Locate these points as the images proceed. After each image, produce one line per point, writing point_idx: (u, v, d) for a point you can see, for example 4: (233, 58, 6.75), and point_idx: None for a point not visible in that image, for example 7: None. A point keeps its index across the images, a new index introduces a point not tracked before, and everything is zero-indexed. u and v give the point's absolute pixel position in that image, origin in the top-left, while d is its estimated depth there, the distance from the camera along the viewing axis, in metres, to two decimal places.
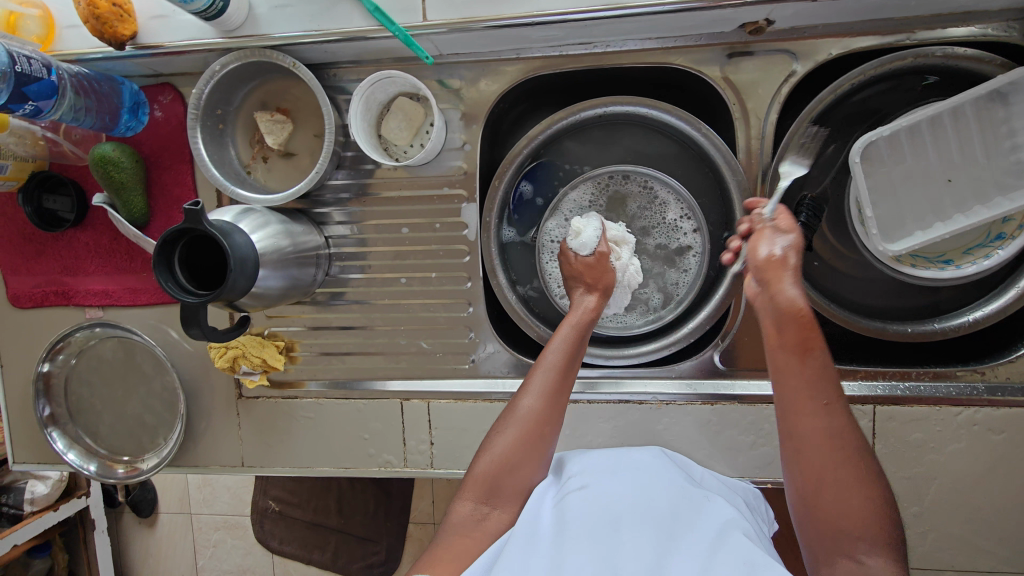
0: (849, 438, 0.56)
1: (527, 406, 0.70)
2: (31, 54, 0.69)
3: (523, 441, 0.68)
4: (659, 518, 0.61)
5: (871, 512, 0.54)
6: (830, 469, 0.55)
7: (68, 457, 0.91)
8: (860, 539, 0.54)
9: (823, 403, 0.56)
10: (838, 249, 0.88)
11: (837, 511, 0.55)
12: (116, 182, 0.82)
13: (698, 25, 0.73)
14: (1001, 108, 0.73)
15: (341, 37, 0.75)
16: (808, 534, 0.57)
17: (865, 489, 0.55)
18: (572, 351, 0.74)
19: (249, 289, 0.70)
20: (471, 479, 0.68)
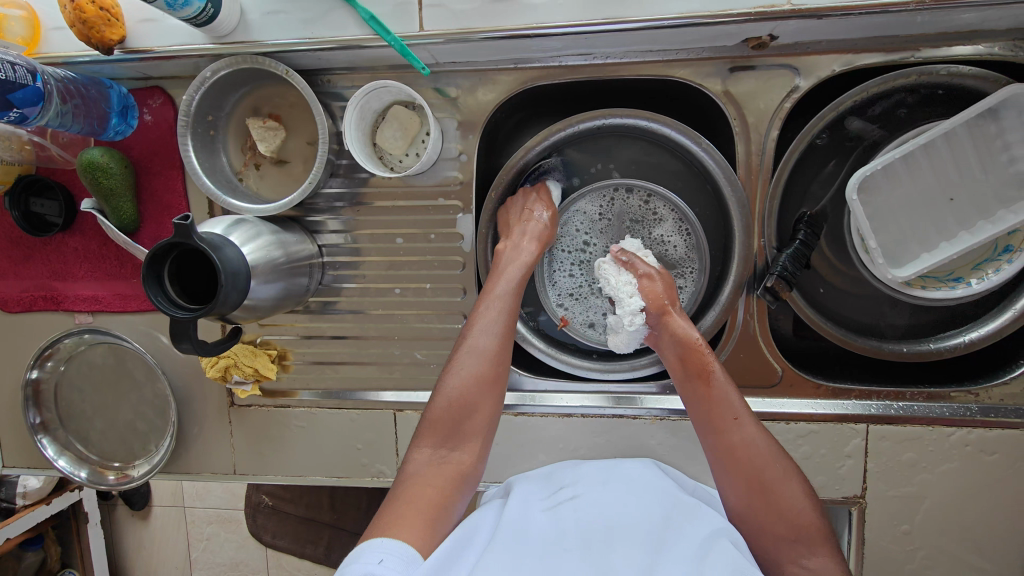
0: (769, 449, 0.65)
1: (477, 342, 0.70)
2: (14, 60, 0.67)
3: (475, 375, 0.69)
4: (650, 530, 0.62)
5: (801, 509, 0.62)
6: (758, 482, 0.63)
7: (58, 464, 0.90)
8: (797, 541, 0.62)
9: (733, 418, 0.66)
10: (836, 266, 0.88)
11: (773, 517, 0.62)
12: (105, 189, 0.81)
13: (700, 39, 0.72)
14: (993, 122, 0.73)
15: (335, 45, 0.73)
16: (755, 545, 0.64)
17: (796, 493, 0.63)
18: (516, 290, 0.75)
19: (241, 302, 0.70)
20: (428, 425, 0.67)
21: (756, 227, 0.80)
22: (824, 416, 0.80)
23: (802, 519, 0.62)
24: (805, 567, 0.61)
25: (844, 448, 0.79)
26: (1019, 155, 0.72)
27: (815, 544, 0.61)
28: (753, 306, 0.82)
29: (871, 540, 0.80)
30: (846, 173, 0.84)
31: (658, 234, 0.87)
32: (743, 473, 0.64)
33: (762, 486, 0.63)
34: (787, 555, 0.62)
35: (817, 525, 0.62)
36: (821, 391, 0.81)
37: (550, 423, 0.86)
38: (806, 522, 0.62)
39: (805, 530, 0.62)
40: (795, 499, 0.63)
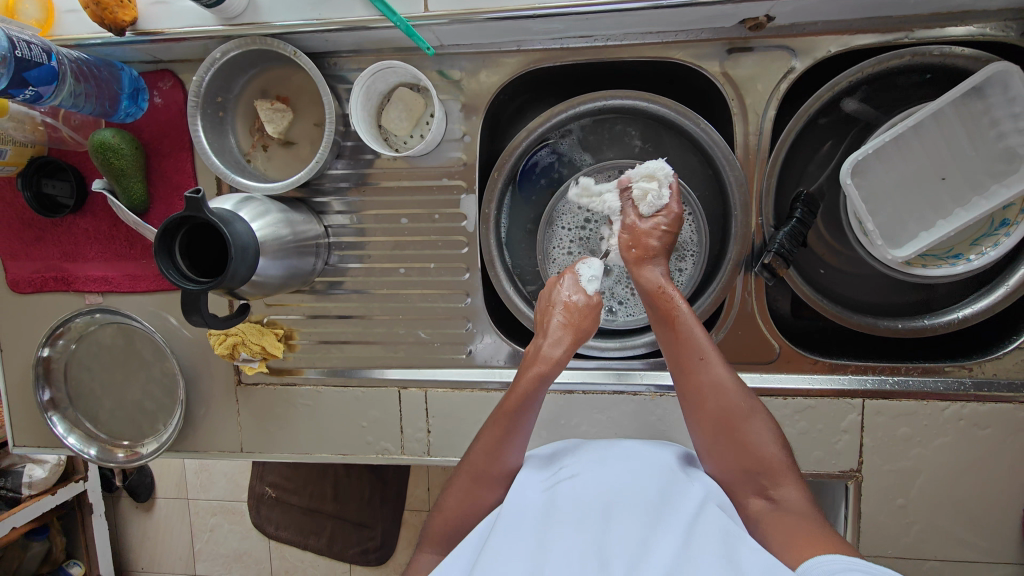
0: (734, 389, 0.68)
1: (472, 464, 0.71)
2: (31, 39, 0.69)
3: (466, 494, 0.71)
4: (647, 500, 0.63)
5: (765, 444, 0.66)
6: (722, 419, 0.67)
7: (68, 441, 0.92)
8: (763, 474, 0.66)
9: (699, 358, 0.69)
10: (832, 245, 0.90)
11: (737, 452, 0.67)
12: (116, 169, 0.82)
13: (698, 20, 0.74)
14: (980, 100, 0.74)
15: (342, 26, 0.75)
16: (722, 476, 0.69)
17: (758, 428, 0.67)
18: (518, 416, 0.70)
19: (249, 278, 0.71)
20: (429, 533, 0.73)
21: (754, 206, 0.81)
22: (821, 391, 0.82)
23: (765, 454, 0.66)
24: (770, 498, 0.65)
25: (841, 423, 0.81)
26: (1008, 130, 0.73)
27: (780, 476, 0.65)
28: (751, 284, 0.83)
29: (867, 513, 0.82)
30: (842, 155, 0.87)
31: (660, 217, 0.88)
32: (708, 411, 0.68)
33: (726, 424, 0.67)
34: (753, 488, 0.66)
35: (781, 459, 0.66)
36: (817, 366, 0.83)
37: (552, 400, 0.87)
38: (770, 456, 0.66)
39: (769, 463, 0.66)
40: (758, 434, 0.67)
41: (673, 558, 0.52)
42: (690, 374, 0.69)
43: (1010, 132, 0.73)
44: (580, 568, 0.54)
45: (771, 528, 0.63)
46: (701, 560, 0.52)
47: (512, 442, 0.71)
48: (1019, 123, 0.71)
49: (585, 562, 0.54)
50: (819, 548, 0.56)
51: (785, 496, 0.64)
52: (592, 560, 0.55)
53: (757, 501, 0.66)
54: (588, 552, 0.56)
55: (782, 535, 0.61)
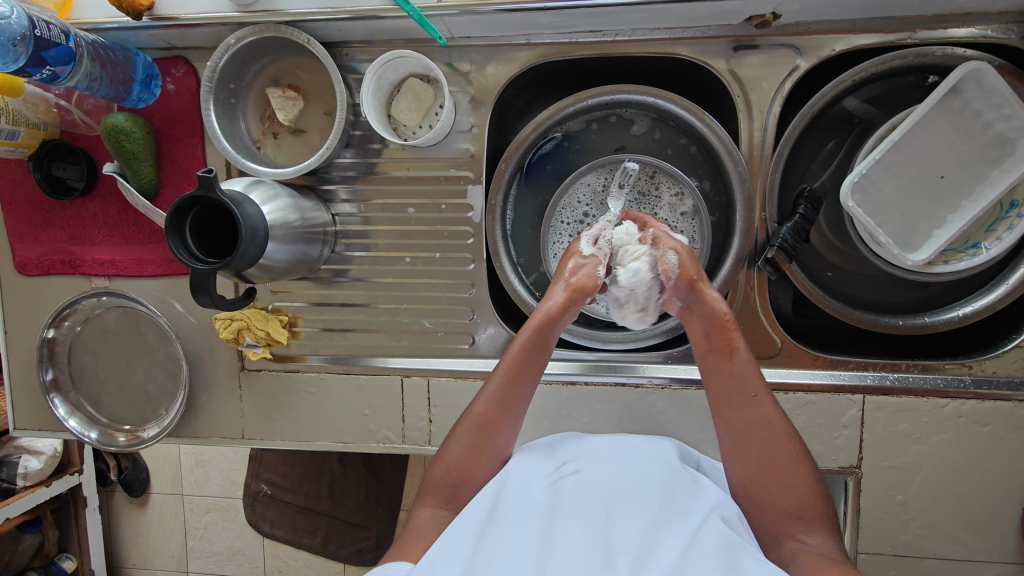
0: (782, 427, 0.68)
1: (476, 411, 0.72)
2: (50, 20, 0.70)
3: (472, 445, 0.71)
4: (651, 495, 0.63)
5: (806, 486, 0.65)
6: (767, 455, 0.66)
7: (69, 424, 0.92)
8: (801, 518, 0.64)
9: (752, 393, 0.69)
10: (834, 242, 0.91)
11: (778, 491, 0.65)
12: (127, 152, 0.83)
13: (706, 16, 0.75)
14: (956, 98, 0.76)
15: (355, 15, 0.76)
16: (755, 515, 0.67)
17: (801, 470, 0.66)
18: (531, 356, 0.72)
19: (258, 259, 0.72)
20: (430, 485, 0.71)
21: (758, 201, 0.82)
22: (822, 386, 0.83)
23: (804, 495, 0.65)
24: (805, 542, 0.63)
25: (841, 418, 0.81)
26: (993, 118, 0.75)
27: (817, 523, 0.64)
28: (754, 279, 0.84)
29: (866, 509, 0.82)
30: (846, 153, 0.88)
31: (661, 215, 0.89)
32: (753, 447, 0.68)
33: (770, 461, 0.66)
34: (787, 530, 0.64)
35: (819, 503, 0.65)
36: (819, 361, 0.83)
37: (555, 391, 0.88)
38: (809, 500, 0.65)
39: (806, 506, 0.64)
40: (801, 477, 0.65)
41: (677, 559, 0.52)
42: (732, 407, 0.69)
43: (996, 120, 0.75)
44: (583, 564, 0.54)
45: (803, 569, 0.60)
46: (709, 557, 0.52)
47: (519, 390, 0.72)
48: (1001, 111, 0.74)
49: (590, 560, 0.54)
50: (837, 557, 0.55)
51: (820, 543, 0.62)
52: (597, 557, 0.54)
53: (789, 543, 0.64)
54: (591, 547, 0.56)
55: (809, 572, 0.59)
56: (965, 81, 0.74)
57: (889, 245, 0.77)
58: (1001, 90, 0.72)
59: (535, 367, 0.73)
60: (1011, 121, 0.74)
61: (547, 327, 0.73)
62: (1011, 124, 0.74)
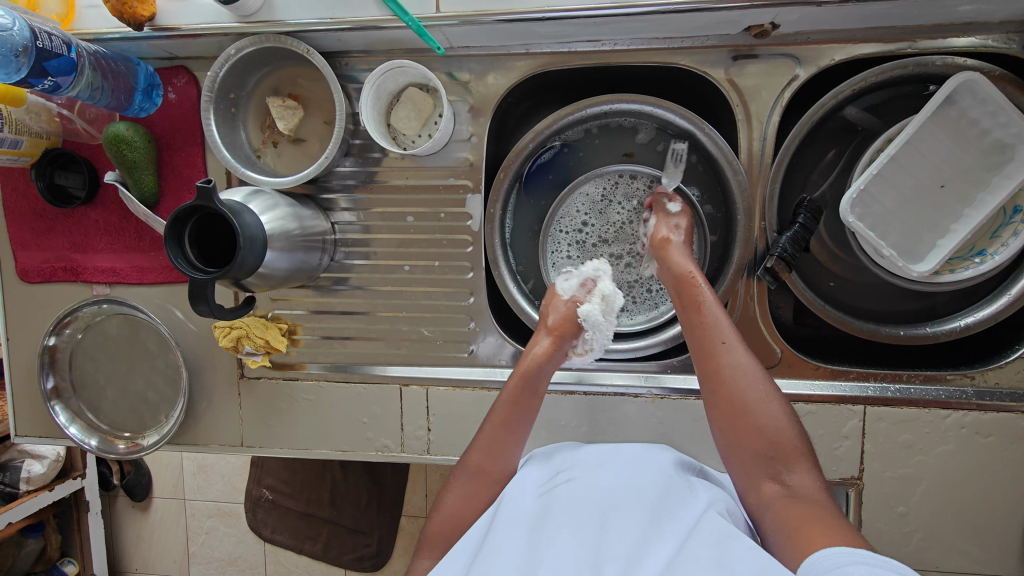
0: (752, 370, 0.67)
1: (470, 461, 0.73)
2: (51, 31, 0.70)
3: (470, 491, 0.71)
4: (643, 506, 0.62)
5: (779, 428, 0.64)
6: (738, 402, 0.66)
7: (69, 432, 0.92)
8: (778, 460, 0.63)
9: (721, 341, 0.68)
10: (835, 251, 0.90)
11: (751, 435, 0.65)
12: (128, 161, 0.84)
13: (705, 26, 0.75)
14: (951, 107, 0.76)
15: (355, 25, 0.76)
16: (734, 460, 0.67)
17: (773, 411, 0.65)
18: (521, 401, 0.74)
19: (257, 268, 0.72)
20: (428, 537, 0.71)
21: (758, 210, 0.82)
22: (822, 396, 0.82)
23: (779, 437, 0.64)
24: (784, 484, 0.62)
25: (842, 429, 0.81)
26: (990, 126, 0.75)
27: (795, 464, 0.62)
28: (753, 289, 0.83)
29: (868, 521, 0.81)
30: (846, 162, 0.88)
31: None
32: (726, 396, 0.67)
33: (741, 406, 0.66)
34: (767, 474, 0.63)
35: (796, 443, 0.63)
36: (819, 372, 0.83)
37: (555, 400, 0.87)
38: (785, 441, 0.63)
39: (781, 448, 0.63)
40: (773, 419, 0.64)
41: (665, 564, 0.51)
42: (702, 355, 0.69)
43: (993, 127, 0.75)
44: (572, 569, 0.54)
45: (780, 514, 0.60)
46: (697, 558, 0.51)
47: (512, 436, 0.73)
48: (997, 118, 0.74)
49: (579, 567, 0.54)
50: (822, 539, 0.54)
51: (799, 482, 0.61)
52: (585, 565, 0.54)
53: (770, 486, 0.63)
54: (582, 554, 0.56)
55: (789, 519, 0.58)
56: (959, 90, 0.73)
57: (893, 258, 0.76)
58: (996, 98, 0.71)
59: (529, 410, 0.75)
60: (1008, 128, 0.73)
61: (535, 372, 0.76)
62: (1008, 131, 0.73)
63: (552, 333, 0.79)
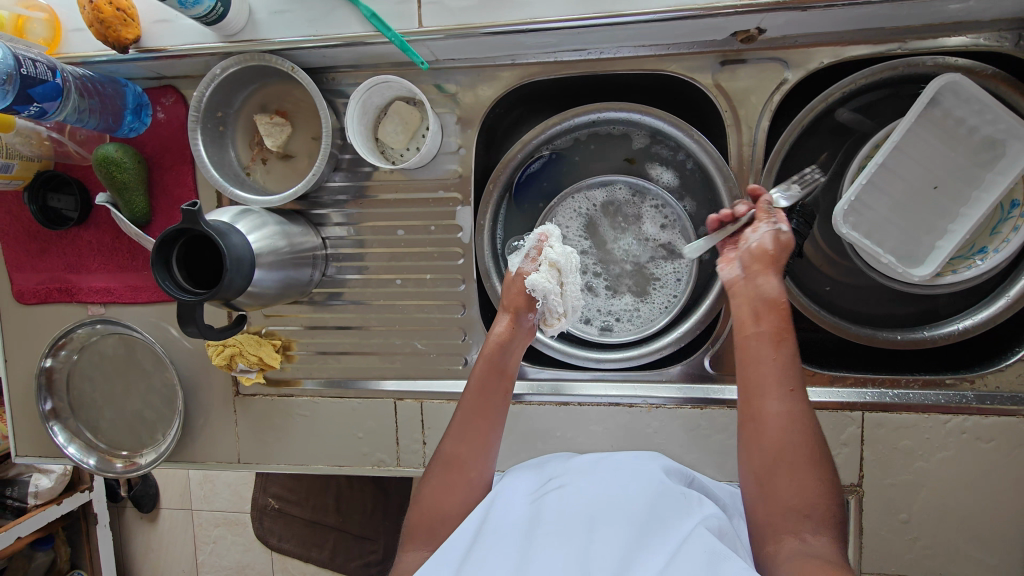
0: (810, 429, 0.60)
1: (444, 451, 0.73)
2: (36, 57, 0.71)
3: (448, 486, 0.70)
4: (634, 517, 0.61)
5: (819, 490, 0.58)
6: (784, 450, 0.60)
7: (68, 451, 0.93)
8: (807, 517, 0.57)
9: (789, 389, 0.62)
10: (830, 254, 0.89)
11: (789, 486, 0.59)
12: (118, 182, 0.84)
13: (691, 33, 0.74)
14: (937, 108, 0.75)
15: (339, 42, 0.76)
16: (757, 514, 0.61)
17: (817, 473, 0.59)
18: (487, 384, 0.75)
19: (245, 288, 0.72)
20: (412, 529, 0.70)
21: None
22: (820, 403, 0.81)
23: (816, 498, 0.58)
24: (803, 542, 0.56)
25: (840, 435, 0.80)
26: (978, 124, 0.74)
27: (823, 527, 0.57)
28: None
29: (869, 528, 0.80)
30: (840, 165, 0.86)
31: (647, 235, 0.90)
32: (771, 440, 0.61)
33: (773, 459, 0.60)
34: (788, 528, 0.58)
35: (829, 512, 0.58)
36: (817, 378, 0.82)
37: (549, 411, 0.87)
38: (819, 504, 0.58)
39: (816, 509, 0.58)
40: (817, 482, 0.59)
41: None
42: (755, 393, 0.63)
43: (981, 125, 0.74)
44: None
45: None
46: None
47: (484, 422, 0.74)
48: (984, 117, 0.73)
49: None
50: None
51: (821, 544, 0.56)
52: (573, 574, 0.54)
53: (788, 541, 0.57)
54: (568, 564, 0.56)
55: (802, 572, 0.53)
56: (942, 93, 0.73)
57: (893, 264, 0.75)
58: (982, 98, 0.70)
59: (497, 393, 0.75)
60: (996, 125, 0.72)
61: (498, 354, 0.76)
62: (997, 127, 0.72)
63: (509, 312, 0.78)
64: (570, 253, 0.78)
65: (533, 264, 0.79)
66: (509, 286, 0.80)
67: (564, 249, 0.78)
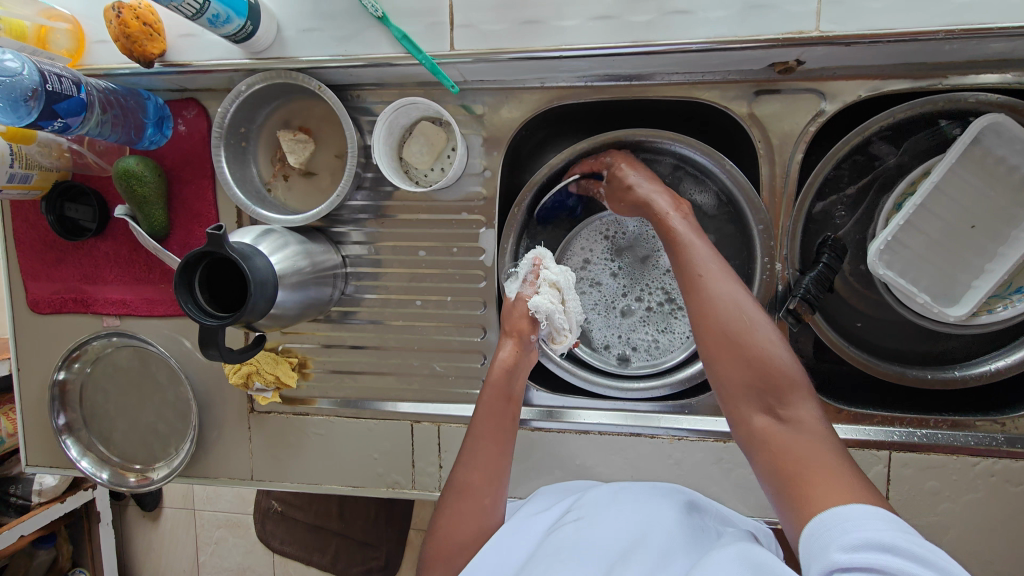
0: (757, 319, 0.61)
1: (458, 480, 0.71)
2: (61, 71, 0.69)
3: (461, 513, 0.69)
4: (652, 547, 0.60)
5: (779, 359, 0.59)
6: (734, 345, 0.60)
7: (81, 465, 0.92)
8: (771, 392, 0.58)
9: (698, 277, 0.64)
10: (858, 287, 0.87)
11: (746, 379, 0.59)
12: (138, 197, 0.83)
13: (727, 62, 0.73)
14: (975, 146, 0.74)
15: (368, 63, 0.75)
16: (723, 393, 0.62)
17: (776, 354, 0.59)
18: (498, 410, 0.73)
19: (268, 310, 0.71)
20: (430, 558, 0.69)
21: (780, 248, 0.80)
22: (846, 441, 0.80)
23: (777, 363, 0.59)
24: (778, 416, 0.58)
25: (866, 474, 0.78)
26: (1017, 163, 0.73)
27: (790, 394, 0.58)
28: (774, 329, 0.81)
29: None
30: (872, 198, 0.85)
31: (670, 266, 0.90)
32: (717, 338, 0.61)
33: (732, 345, 0.60)
34: (759, 402, 0.59)
35: (791, 371, 0.58)
36: (842, 415, 0.81)
37: (569, 440, 0.86)
38: (781, 371, 0.58)
39: (779, 376, 0.58)
40: (776, 359, 0.59)
41: None
42: (694, 299, 0.63)
43: (1020, 165, 0.73)
44: None
45: (775, 449, 0.56)
46: None
47: (496, 446, 0.72)
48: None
49: None
50: (837, 495, 0.50)
51: (797, 415, 0.57)
52: None
53: (763, 418, 0.58)
54: None
55: (781, 481, 0.54)
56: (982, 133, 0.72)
57: (928, 303, 0.74)
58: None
59: (507, 417, 0.73)
60: None
61: (507, 377, 0.75)
62: None
63: (515, 334, 0.78)
64: (567, 272, 0.82)
65: (532, 288, 0.80)
66: (510, 310, 0.80)
67: (561, 271, 0.82)
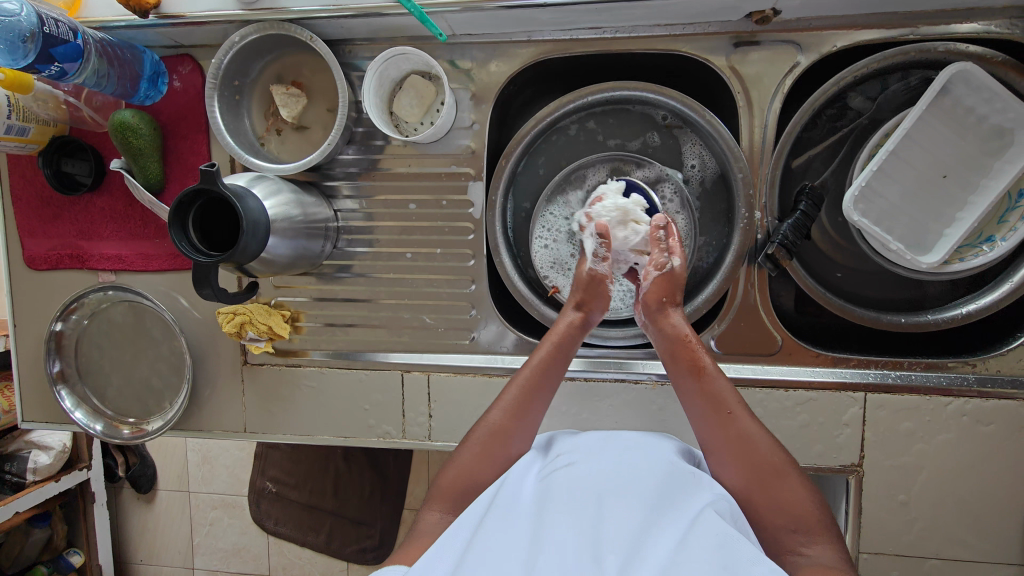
0: (773, 442, 0.64)
1: (491, 419, 0.71)
2: (59, 18, 0.71)
3: (484, 453, 0.70)
4: (646, 495, 0.57)
5: (802, 504, 0.60)
6: (757, 467, 0.62)
7: (75, 416, 0.94)
8: (797, 530, 0.59)
9: (727, 412, 0.65)
10: (836, 240, 0.90)
11: (772, 510, 0.60)
12: (134, 148, 0.84)
13: (706, 12, 0.75)
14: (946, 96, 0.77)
15: (358, 13, 0.77)
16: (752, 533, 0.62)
17: (789, 477, 0.61)
18: (549, 370, 0.73)
19: (258, 254, 0.72)
20: (439, 489, 0.71)
21: (759, 197, 0.82)
22: (823, 383, 0.82)
23: (799, 508, 0.60)
24: (802, 555, 0.58)
25: (842, 416, 0.81)
26: (986, 112, 0.75)
27: (815, 535, 0.58)
28: (754, 275, 0.83)
29: (868, 509, 0.81)
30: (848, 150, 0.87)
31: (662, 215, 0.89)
32: (742, 463, 0.63)
33: (762, 480, 0.61)
34: (783, 545, 0.59)
35: (816, 514, 0.59)
36: (821, 359, 0.83)
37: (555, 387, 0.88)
38: (803, 511, 0.59)
39: (803, 518, 0.59)
40: (793, 489, 0.61)
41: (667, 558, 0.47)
42: (718, 431, 0.65)
43: (989, 113, 0.75)
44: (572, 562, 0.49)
45: None
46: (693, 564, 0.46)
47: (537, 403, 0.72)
48: (993, 105, 0.74)
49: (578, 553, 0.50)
50: None
51: (820, 553, 0.57)
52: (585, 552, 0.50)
53: (790, 558, 0.58)
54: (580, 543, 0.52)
55: None
56: (953, 81, 0.74)
57: (902, 249, 0.76)
58: (992, 86, 0.72)
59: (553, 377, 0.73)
60: (1006, 112, 0.74)
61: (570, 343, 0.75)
62: (1006, 115, 0.74)
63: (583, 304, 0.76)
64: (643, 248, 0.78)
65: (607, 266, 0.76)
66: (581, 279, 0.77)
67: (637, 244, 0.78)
